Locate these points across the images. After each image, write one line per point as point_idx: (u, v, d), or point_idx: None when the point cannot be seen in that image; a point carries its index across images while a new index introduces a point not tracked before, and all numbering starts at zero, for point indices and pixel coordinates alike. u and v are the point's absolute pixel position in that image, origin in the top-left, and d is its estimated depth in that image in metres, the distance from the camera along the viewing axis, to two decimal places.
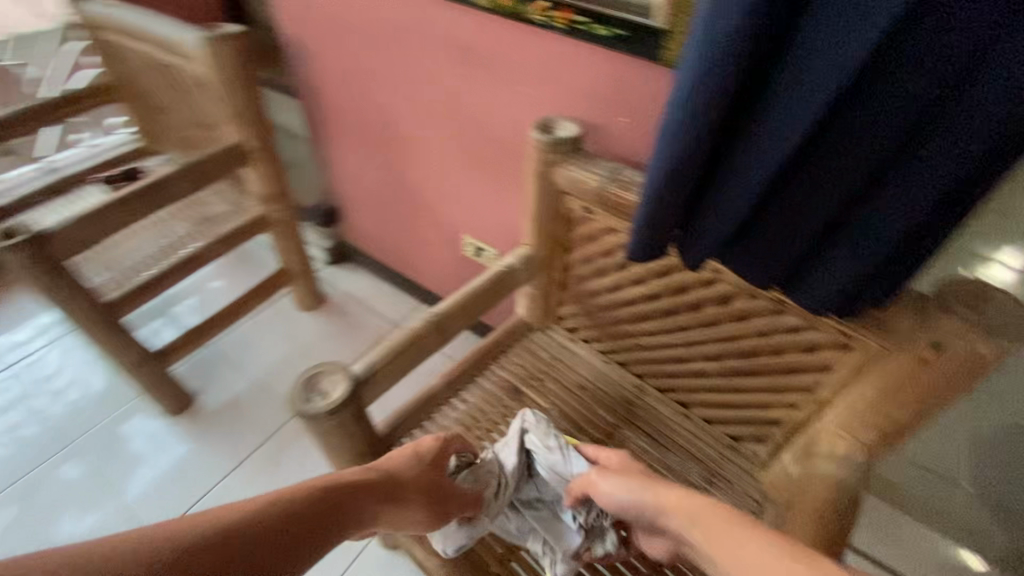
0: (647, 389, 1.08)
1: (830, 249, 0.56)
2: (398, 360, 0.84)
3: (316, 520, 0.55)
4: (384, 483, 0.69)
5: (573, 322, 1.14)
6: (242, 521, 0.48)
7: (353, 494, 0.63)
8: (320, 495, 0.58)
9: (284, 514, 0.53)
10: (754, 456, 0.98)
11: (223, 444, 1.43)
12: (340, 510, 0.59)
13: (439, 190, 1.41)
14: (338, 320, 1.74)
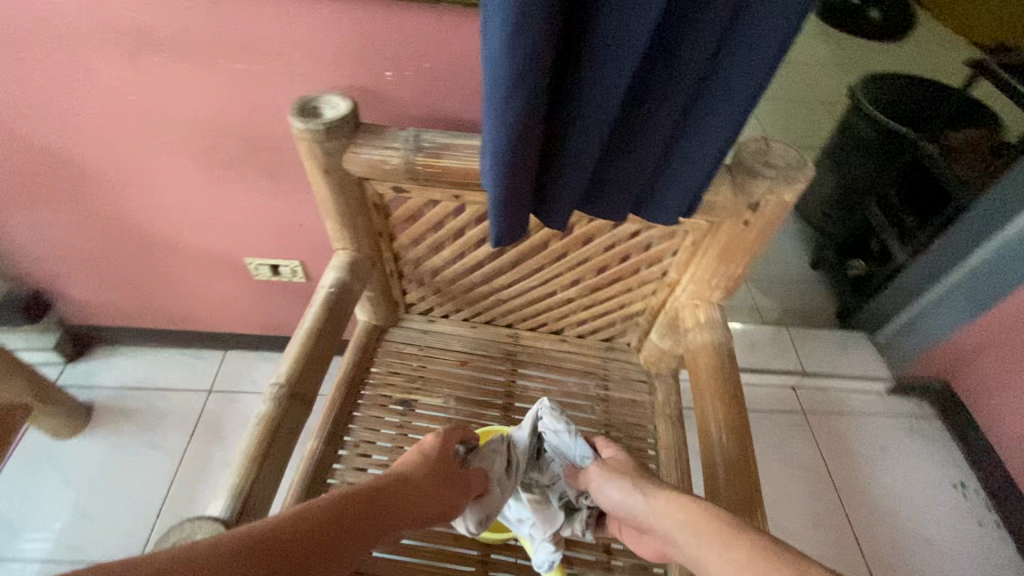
0: (517, 333, 1.07)
1: (670, 163, 0.61)
2: (269, 462, 0.66)
3: (332, 531, 0.54)
4: (398, 488, 0.66)
5: (424, 304, 1.05)
6: (226, 550, 0.46)
7: (355, 505, 0.59)
8: (336, 513, 0.56)
9: (273, 541, 0.49)
10: (628, 344, 1.06)
11: (159, 438, 1.32)
12: (339, 529, 0.56)
13: (187, 219, 1.09)
14: (128, 424, 1.34)
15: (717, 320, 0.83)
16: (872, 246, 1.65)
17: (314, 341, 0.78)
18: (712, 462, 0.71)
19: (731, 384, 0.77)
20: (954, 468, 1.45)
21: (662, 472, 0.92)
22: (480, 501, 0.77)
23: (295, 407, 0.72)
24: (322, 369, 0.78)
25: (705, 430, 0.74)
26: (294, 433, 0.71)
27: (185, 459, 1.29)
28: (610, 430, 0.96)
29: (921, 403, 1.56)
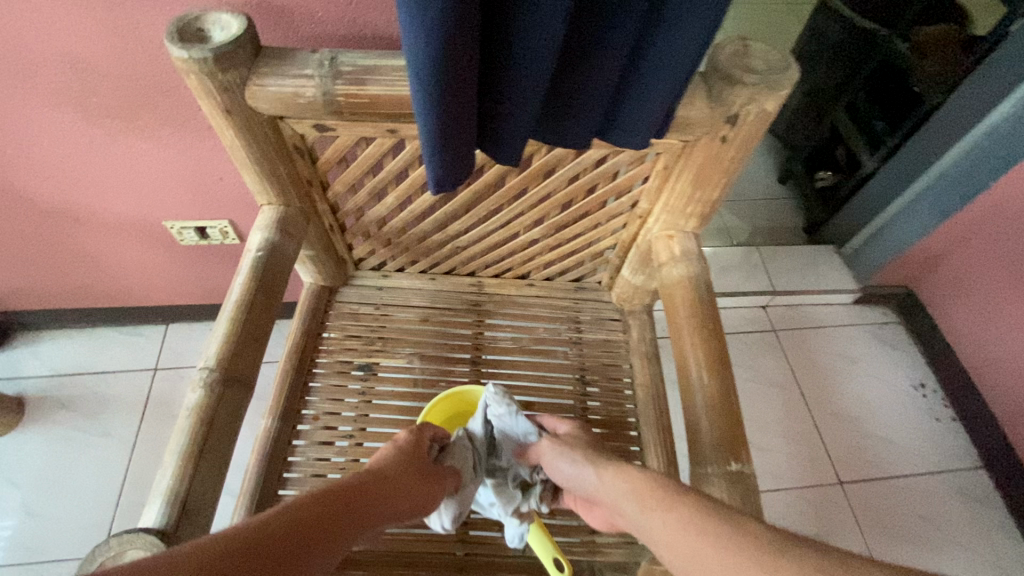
0: (481, 281, 0.98)
1: (638, 74, 0.50)
2: (207, 456, 0.59)
3: (314, 533, 0.48)
4: (373, 485, 0.60)
5: (374, 258, 0.95)
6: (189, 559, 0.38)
7: (328, 505, 0.52)
8: (315, 513, 0.50)
9: (244, 546, 0.41)
10: (599, 283, 0.99)
11: (103, 418, 1.23)
12: (315, 532, 0.48)
13: (86, 183, 0.94)
14: (68, 414, 1.23)
15: (693, 250, 0.77)
16: (838, 154, 1.63)
17: (246, 315, 0.68)
18: (692, 404, 0.67)
19: (710, 319, 0.71)
20: (915, 370, 1.49)
21: (640, 412, 0.89)
22: (458, 496, 0.72)
23: (233, 392, 0.64)
24: (261, 345, 0.69)
25: (684, 370, 0.69)
26: (233, 420, 0.63)
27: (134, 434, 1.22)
28: (584, 374, 0.92)
29: (885, 311, 1.58)
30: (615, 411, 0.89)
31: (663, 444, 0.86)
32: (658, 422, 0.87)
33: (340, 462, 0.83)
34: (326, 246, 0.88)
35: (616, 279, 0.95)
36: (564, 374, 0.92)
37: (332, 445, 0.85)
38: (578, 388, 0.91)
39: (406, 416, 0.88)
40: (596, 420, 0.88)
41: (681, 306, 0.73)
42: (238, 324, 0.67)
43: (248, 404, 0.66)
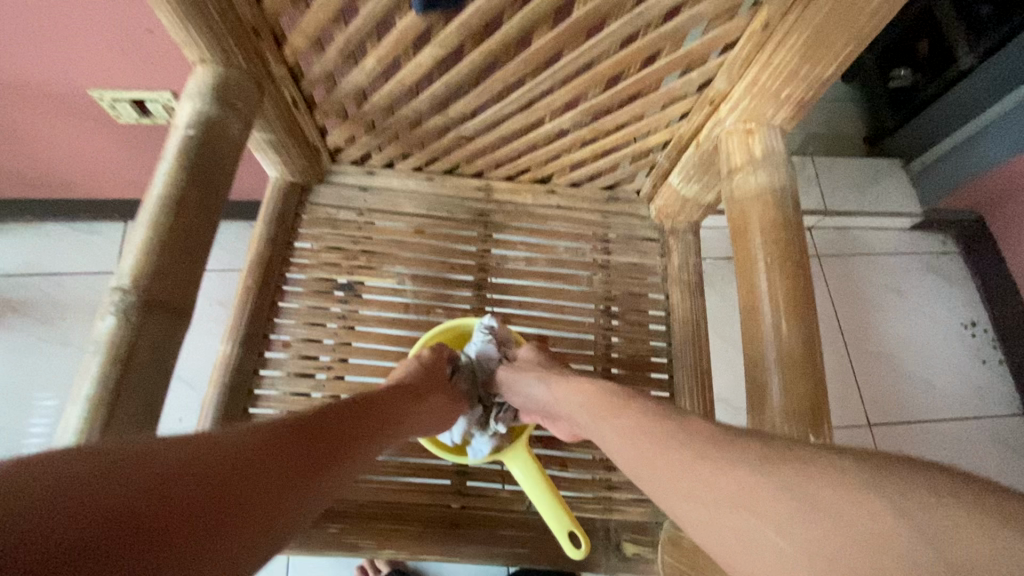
0: (490, 185, 0.79)
1: None
2: (124, 403, 0.44)
3: (350, 437, 0.43)
4: (387, 402, 0.51)
5: (356, 150, 0.75)
6: (126, 473, 0.28)
7: (341, 420, 0.44)
8: (348, 418, 0.45)
9: (213, 457, 0.32)
10: (636, 193, 0.80)
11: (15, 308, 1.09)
12: (314, 447, 0.39)
13: None
14: (21, 319, 1.09)
15: (779, 152, 0.57)
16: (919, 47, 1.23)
17: (173, 217, 0.50)
18: (762, 356, 0.51)
19: (795, 246, 0.54)
20: (968, 307, 1.33)
21: (674, 352, 0.74)
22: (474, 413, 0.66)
23: (161, 319, 0.48)
24: (199, 258, 0.52)
25: (753, 311, 0.53)
26: (162, 355, 0.48)
27: (48, 329, 1.09)
28: (611, 305, 0.76)
29: (943, 239, 1.39)
30: (645, 351, 0.75)
31: (700, 391, 0.72)
32: (697, 366, 0.73)
33: (317, 399, 0.70)
34: (290, 129, 0.67)
35: (659, 187, 0.76)
36: (587, 305, 0.76)
37: (307, 377, 0.71)
38: (602, 321, 0.75)
39: (395, 346, 0.73)
40: (620, 361, 0.74)
41: (759, 229, 0.55)
42: (161, 231, 0.49)
43: (184, 333, 0.50)
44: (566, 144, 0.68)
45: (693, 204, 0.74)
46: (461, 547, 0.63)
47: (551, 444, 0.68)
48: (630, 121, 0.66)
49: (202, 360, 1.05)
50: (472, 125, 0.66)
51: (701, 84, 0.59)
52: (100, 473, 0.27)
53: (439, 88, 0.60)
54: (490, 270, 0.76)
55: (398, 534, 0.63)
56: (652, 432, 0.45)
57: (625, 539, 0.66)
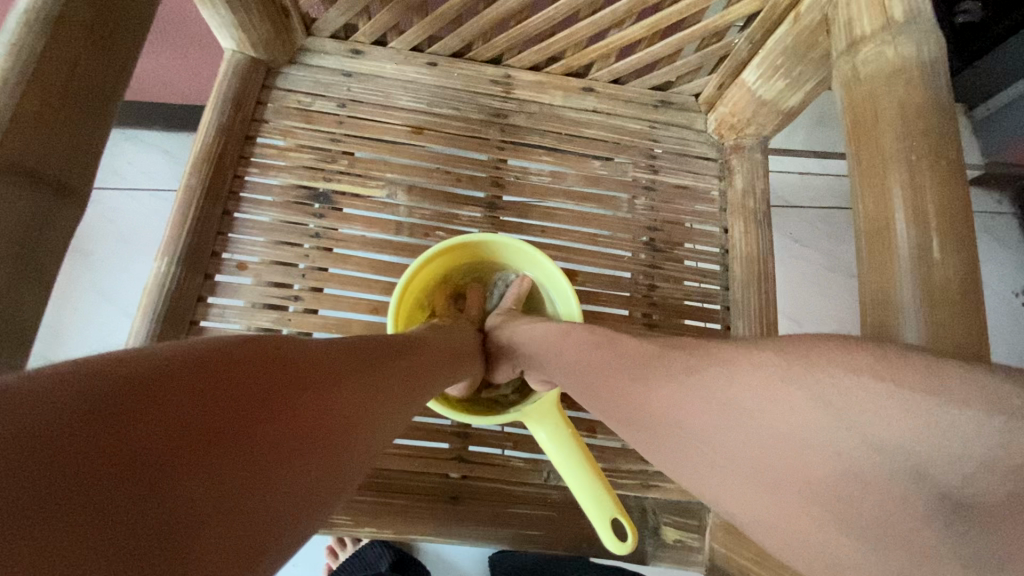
0: (510, 77, 0.61)
1: None
2: None
3: (419, 363, 0.37)
4: (429, 346, 0.41)
5: (338, 14, 0.57)
6: (109, 391, 0.18)
7: (408, 345, 0.38)
8: (410, 342, 0.39)
9: (234, 376, 0.22)
10: (692, 99, 0.64)
11: None
12: (367, 378, 0.29)
13: None
14: None
15: (926, 14, 0.41)
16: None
17: (47, 41, 0.33)
18: (894, 293, 0.37)
19: (948, 141, 0.38)
20: (1020, 273, 1.18)
21: (731, 298, 0.60)
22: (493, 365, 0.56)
23: (29, 193, 0.31)
24: (97, 115, 0.35)
25: (881, 231, 0.38)
26: (31, 248, 0.32)
27: None
28: (655, 237, 0.60)
29: (999, 198, 1.22)
30: (695, 296, 0.60)
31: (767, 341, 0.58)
32: (761, 315, 0.58)
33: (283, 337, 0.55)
34: None
35: (726, 88, 0.59)
36: (625, 235, 0.60)
37: (269, 309, 0.55)
38: (643, 256, 0.60)
39: (383, 275, 0.58)
40: (660, 307, 0.59)
41: (899, 117, 0.39)
42: (26, 58, 0.32)
43: (74, 222, 0.34)
44: (618, 11, 0.51)
45: (769, 111, 0.58)
46: (460, 528, 0.49)
47: (576, 404, 0.54)
48: None
49: None
50: None
51: None
52: (164, 375, 0.20)
53: None
54: (506, 185, 0.60)
55: (381, 508, 0.49)
56: (588, 358, 0.40)
57: (665, 523, 0.53)
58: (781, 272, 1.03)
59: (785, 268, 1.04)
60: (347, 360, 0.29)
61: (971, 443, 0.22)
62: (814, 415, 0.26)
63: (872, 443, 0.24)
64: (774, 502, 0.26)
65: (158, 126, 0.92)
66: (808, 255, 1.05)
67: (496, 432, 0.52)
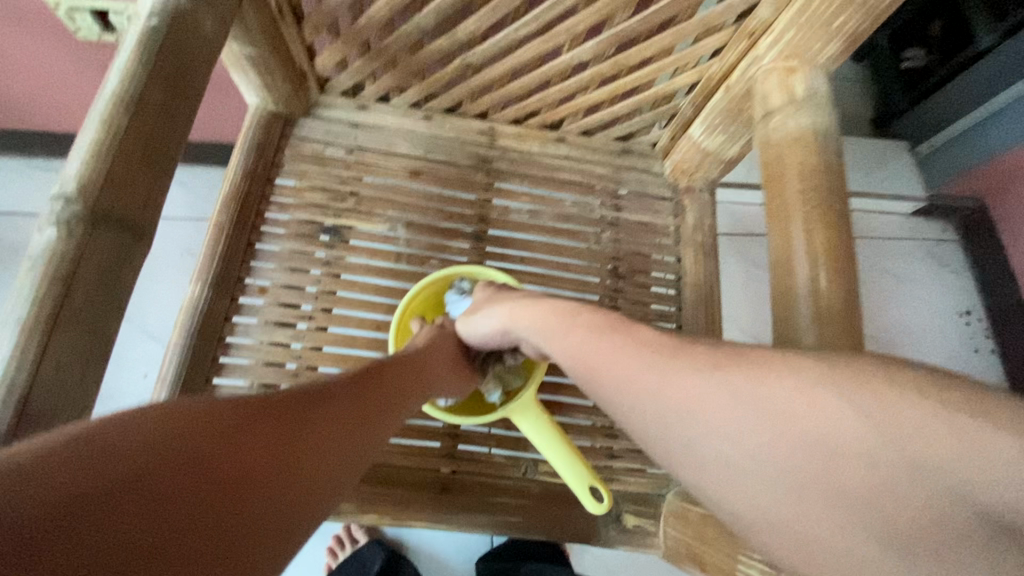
0: (494, 129, 0.72)
1: None
2: (64, 329, 0.37)
3: (382, 396, 0.43)
4: (401, 373, 0.48)
5: (347, 77, 0.67)
6: (138, 444, 0.24)
7: (371, 381, 0.43)
8: (374, 375, 0.44)
9: (199, 436, 0.27)
10: (650, 147, 0.74)
11: None
12: (345, 413, 0.37)
13: None
14: None
15: (821, 93, 0.52)
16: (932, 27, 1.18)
17: (130, 118, 0.42)
18: (793, 314, 0.46)
19: (836, 195, 0.49)
20: (962, 295, 1.29)
21: (684, 317, 0.69)
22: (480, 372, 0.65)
23: (115, 237, 0.40)
24: (161, 173, 0.45)
25: (784, 265, 0.48)
26: (113, 278, 0.40)
27: None
28: (618, 265, 0.70)
29: (944, 227, 1.34)
30: (653, 316, 0.69)
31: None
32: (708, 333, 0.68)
33: (296, 350, 0.64)
34: (275, 46, 0.59)
35: (677, 140, 0.70)
36: (592, 263, 0.70)
37: (285, 326, 0.64)
38: (609, 282, 0.70)
39: (384, 297, 0.67)
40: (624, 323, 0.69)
41: (799, 175, 0.49)
42: (114, 134, 0.41)
43: (143, 258, 0.43)
44: (583, 80, 0.62)
45: (712, 160, 0.68)
46: (449, 515, 0.58)
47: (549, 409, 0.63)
48: (657, 57, 0.60)
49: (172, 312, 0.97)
50: (480, 50, 0.59)
51: (741, 14, 0.54)
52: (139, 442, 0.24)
53: None
54: (491, 221, 0.70)
55: (382, 497, 0.57)
56: (551, 320, 0.50)
57: (626, 512, 0.61)
58: (743, 294, 1.14)
59: (747, 291, 1.14)
60: (305, 409, 0.34)
61: (1021, 475, 0.24)
62: (853, 427, 0.29)
63: (914, 463, 0.27)
64: (800, 507, 0.30)
65: (178, 161, 1.01)
66: (768, 278, 1.15)
67: (481, 432, 0.60)
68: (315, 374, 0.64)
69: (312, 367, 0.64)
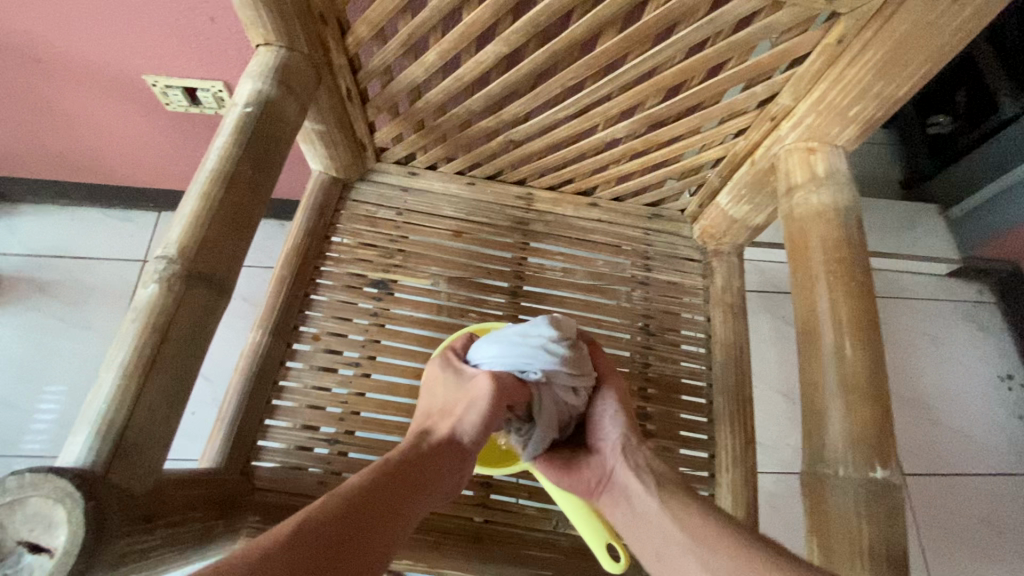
0: (532, 194, 0.78)
1: None
2: (157, 372, 0.42)
3: (342, 539, 0.41)
4: (376, 500, 0.46)
5: (401, 148, 0.74)
6: None
7: (335, 527, 0.41)
8: (338, 514, 0.42)
9: None
10: (680, 212, 0.79)
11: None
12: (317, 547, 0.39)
13: (65, 10, 0.76)
14: (43, 299, 1.07)
15: (842, 172, 0.56)
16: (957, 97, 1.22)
17: (223, 190, 0.49)
18: (820, 382, 0.48)
19: (858, 268, 0.51)
20: (1004, 358, 1.23)
21: (714, 412, 0.69)
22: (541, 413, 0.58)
23: (202, 294, 0.46)
24: (242, 240, 0.51)
25: (811, 333, 0.50)
26: (199, 328, 0.46)
27: (30, 294, 1.07)
28: (649, 323, 0.73)
29: (981, 289, 1.30)
30: (684, 374, 0.71)
31: (743, 463, 0.67)
32: (739, 435, 0.68)
33: (342, 395, 0.67)
34: (341, 121, 0.67)
35: (706, 207, 0.74)
36: (623, 320, 0.73)
37: (331, 371, 0.68)
38: (639, 338, 0.72)
39: (426, 348, 0.70)
40: (655, 419, 0.68)
41: (824, 248, 0.52)
42: (211, 202, 0.48)
43: (223, 310, 0.49)
44: (616, 154, 0.68)
45: (740, 226, 0.72)
46: (480, 565, 0.59)
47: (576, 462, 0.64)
48: (685, 135, 0.65)
49: (222, 353, 1.03)
50: (522, 128, 0.66)
51: (762, 100, 0.59)
52: None
53: (496, 88, 0.60)
54: (527, 278, 0.74)
55: (416, 541, 0.59)
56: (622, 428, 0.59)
57: None
58: (773, 352, 1.13)
59: (778, 349, 1.14)
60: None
61: None
62: None
63: None
64: None
65: None
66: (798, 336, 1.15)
67: (512, 483, 0.63)
68: (358, 419, 0.67)
69: (355, 413, 0.67)
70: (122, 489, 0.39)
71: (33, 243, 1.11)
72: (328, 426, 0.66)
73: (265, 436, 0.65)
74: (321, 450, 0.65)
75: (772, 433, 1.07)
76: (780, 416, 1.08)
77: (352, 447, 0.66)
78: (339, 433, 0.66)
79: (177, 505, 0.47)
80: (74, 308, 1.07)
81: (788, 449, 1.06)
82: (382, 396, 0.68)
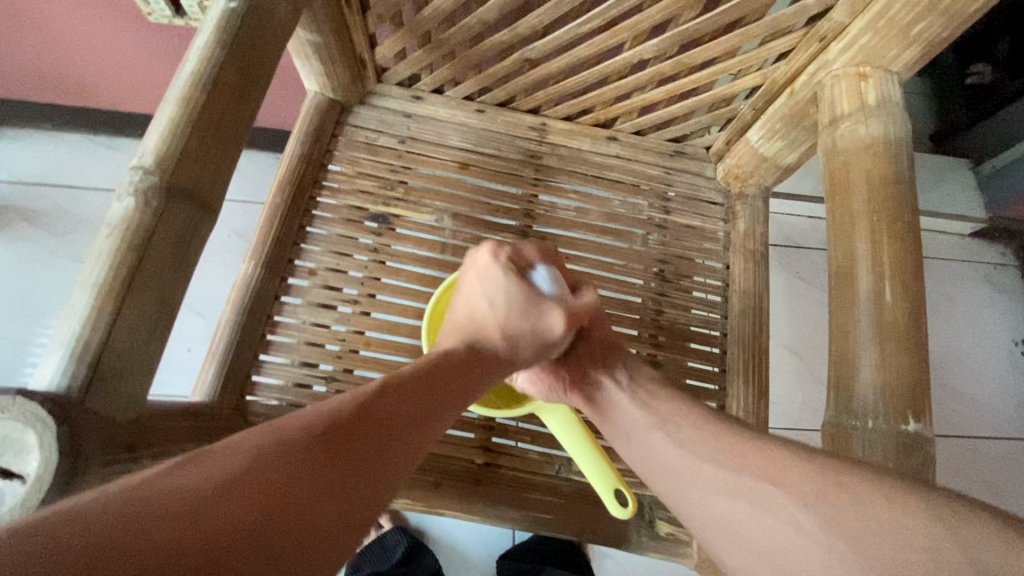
0: (547, 125, 0.72)
1: None
2: (137, 295, 0.39)
3: (421, 401, 0.39)
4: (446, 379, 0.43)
5: (405, 68, 0.68)
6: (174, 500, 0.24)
7: (411, 393, 0.39)
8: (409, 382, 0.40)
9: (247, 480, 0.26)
10: (705, 150, 0.73)
11: None
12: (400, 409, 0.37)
13: None
14: (28, 229, 1.02)
15: (895, 101, 0.50)
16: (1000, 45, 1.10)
17: (206, 97, 0.44)
18: (854, 329, 0.45)
19: (905, 207, 0.47)
20: (1021, 323, 1.20)
21: (728, 362, 0.67)
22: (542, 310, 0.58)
23: (181, 212, 0.42)
24: (229, 151, 0.46)
25: (847, 277, 0.46)
26: (182, 250, 0.42)
27: (14, 223, 1.02)
28: (665, 268, 0.69)
29: (1003, 250, 1.25)
30: (697, 322, 0.68)
31: (754, 415, 0.64)
32: (752, 387, 0.65)
33: (340, 332, 0.64)
34: (338, 32, 0.61)
35: (734, 144, 0.69)
36: (638, 264, 0.68)
37: (329, 309, 0.64)
38: (653, 285, 0.68)
39: (429, 287, 0.67)
40: (665, 365, 0.66)
41: (870, 183, 0.48)
42: (193, 109, 0.43)
43: (209, 232, 0.45)
44: (641, 79, 0.62)
45: (769, 166, 0.67)
46: (481, 506, 0.58)
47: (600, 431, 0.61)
48: (719, 58, 0.60)
49: (218, 293, 1.00)
50: (541, 45, 0.60)
51: (814, 16, 0.53)
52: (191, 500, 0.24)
53: None
54: (538, 216, 0.69)
55: (415, 481, 0.57)
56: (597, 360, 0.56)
57: (659, 518, 0.61)
58: (785, 308, 1.10)
59: (791, 305, 1.10)
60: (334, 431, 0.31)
61: None
62: None
63: None
64: None
65: None
66: (811, 291, 1.11)
67: (512, 426, 0.61)
68: (357, 358, 0.64)
69: (354, 351, 0.64)
70: (100, 416, 0.36)
71: (14, 168, 1.05)
72: (326, 363, 0.63)
73: (259, 371, 0.62)
74: (319, 388, 0.63)
75: (779, 389, 1.05)
76: (789, 373, 1.06)
77: (349, 385, 0.63)
78: (336, 371, 0.63)
79: (163, 437, 0.45)
80: (59, 241, 1.02)
81: (793, 406, 1.05)
82: (380, 334, 0.65)
